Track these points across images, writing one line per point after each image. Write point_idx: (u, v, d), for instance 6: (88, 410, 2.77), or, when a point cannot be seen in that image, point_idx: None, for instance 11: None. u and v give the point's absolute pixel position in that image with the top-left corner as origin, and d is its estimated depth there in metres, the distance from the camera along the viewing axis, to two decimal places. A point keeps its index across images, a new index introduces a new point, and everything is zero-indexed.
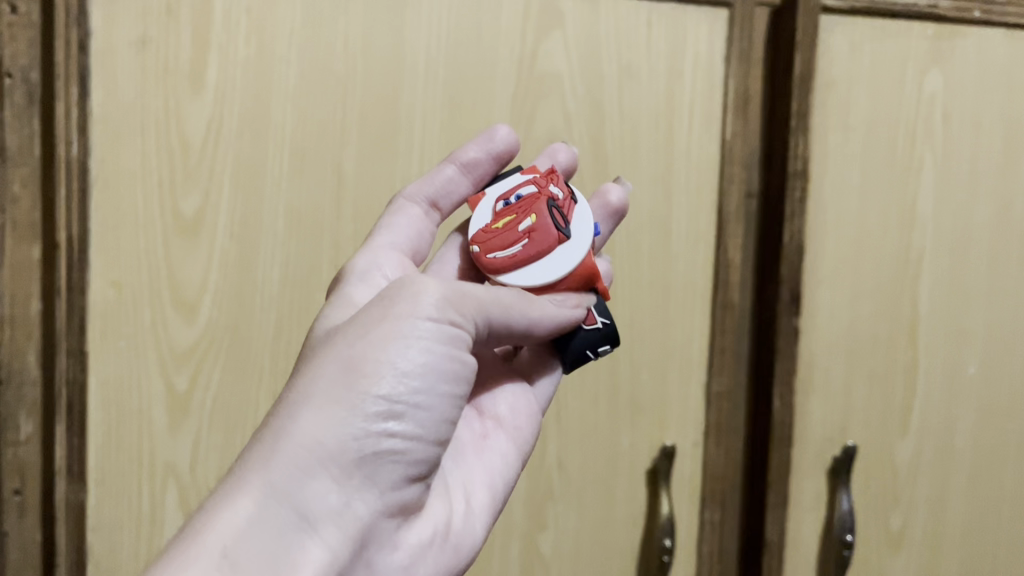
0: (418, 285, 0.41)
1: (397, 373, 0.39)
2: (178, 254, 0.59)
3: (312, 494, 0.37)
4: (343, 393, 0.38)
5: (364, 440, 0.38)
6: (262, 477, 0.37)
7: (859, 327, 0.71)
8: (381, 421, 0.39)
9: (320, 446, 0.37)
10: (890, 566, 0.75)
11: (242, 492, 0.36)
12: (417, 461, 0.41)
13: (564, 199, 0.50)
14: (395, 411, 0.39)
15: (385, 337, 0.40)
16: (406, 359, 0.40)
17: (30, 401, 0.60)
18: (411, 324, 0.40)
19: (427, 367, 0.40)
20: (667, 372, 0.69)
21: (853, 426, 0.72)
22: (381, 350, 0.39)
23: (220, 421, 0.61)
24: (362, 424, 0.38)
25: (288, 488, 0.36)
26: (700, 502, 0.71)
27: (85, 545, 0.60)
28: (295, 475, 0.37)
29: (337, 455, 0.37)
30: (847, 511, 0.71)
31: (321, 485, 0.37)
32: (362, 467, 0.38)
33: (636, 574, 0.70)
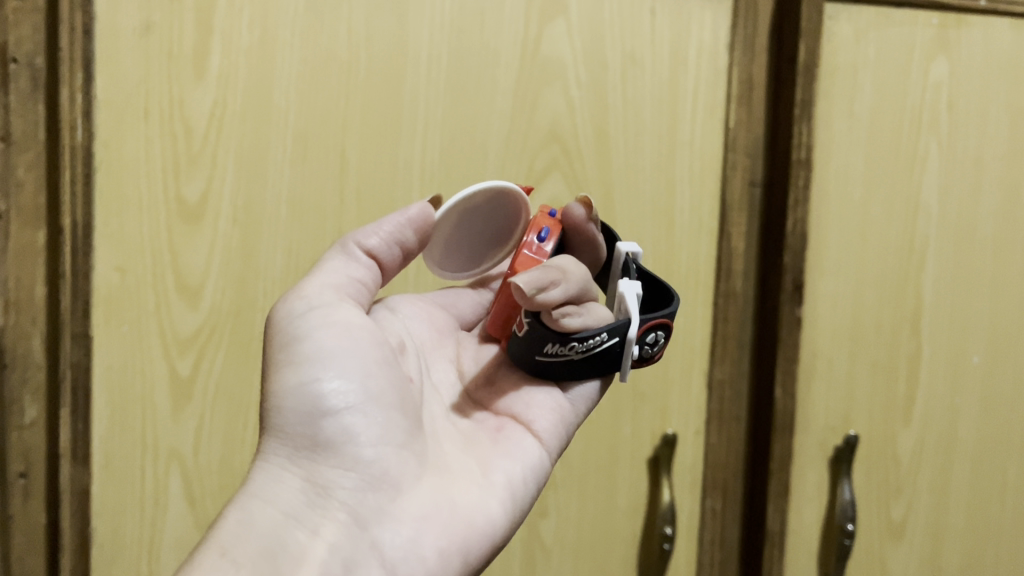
0: (293, 290, 0.47)
1: (312, 357, 0.44)
2: (181, 240, 0.59)
3: (282, 490, 0.41)
4: (275, 399, 0.43)
5: (307, 425, 0.43)
6: (240, 498, 0.42)
7: (862, 317, 0.71)
8: (308, 398, 0.43)
9: (277, 452, 0.43)
10: (891, 555, 0.75)
11: (227, 513, 0.41)
12: (369, 420, 0.44)
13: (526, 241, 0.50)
14: (322, 388, 0.43)
15: (289, 339, 0.45)
16: (313, 345, 0.44)
17: (35, 384, 0.61)
18: (304, 314, 0.45)
19: (335, 343, 0.44)
20: (669, 360, 0.69)
21: (856, 416, 0.72)
22: (290, 349, 0.44)
23: (223, 406, 0.62)
24: (294, 411, 0.43)
25: (259, 495, 0.41)
26: (702, 490, 0.71)
27: (89, 529, 0.61)
28: (262, 483, 0.42)
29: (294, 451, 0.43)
30: (848, 501, 0.71)
31: (288, 480, 0.42)
32: (316, 448, 0.43)
33: (637, 562, 0.70)
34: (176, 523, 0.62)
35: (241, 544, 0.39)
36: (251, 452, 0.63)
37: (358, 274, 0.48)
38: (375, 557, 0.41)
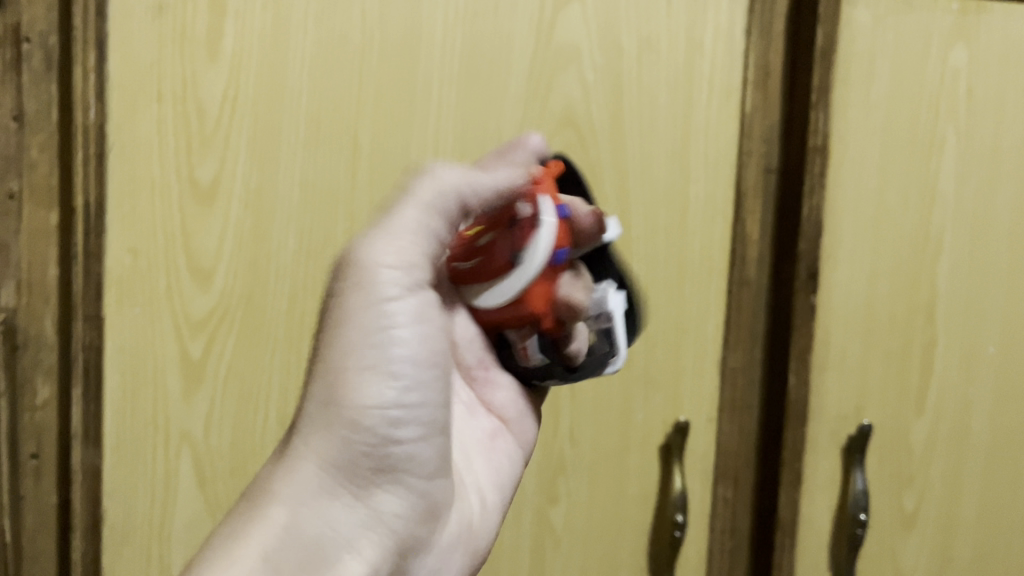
0: (370, 254, 0.42)
1: (387, 373, 0.43)
2: (194, 222, 0.59)
3: (335, 511, 0.42)
4: (341, 401, 0.42)
5: (376, 448, 0.43)
6: (283, 493, 0.41)
7: (877, 305, 0.70)
8: (385, 430, 0.43)
9: (327, 461, 0.42)
10: (903, 546, 0.74)
11: (270, 504, 0.41)
12: (428, 455, 0.45)
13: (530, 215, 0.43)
14: (395, 415, 0.43)
15: (362, 337, 0.43)
16: (390, 359, 0.43)
17: (47, 365, 0.61)
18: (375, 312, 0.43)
19: (413, 361, 0.44)
20: (682, 348, 0.68)
21: (869, 405, 0.71)
22: (349, 343, 0.42)
23: (234, 388, 0.62)
24: (365, 438, 0.42)
25: (314, 509, 0.41)
26: (714, 478, 0.71)
27: (100, 509, 0.61)
28: (312, 491, 0.41)
29: (352, 468, 0.42)
30: (861, 491, 0.71)
31: (342, 500, 0.42)
32: (377, 474, 0.43)
33: (648, 550, 0.70)
34: (187, 505, 0.62)
35: (295, 565, 0.40)
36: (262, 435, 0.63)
37: (437, 223, 0.43)
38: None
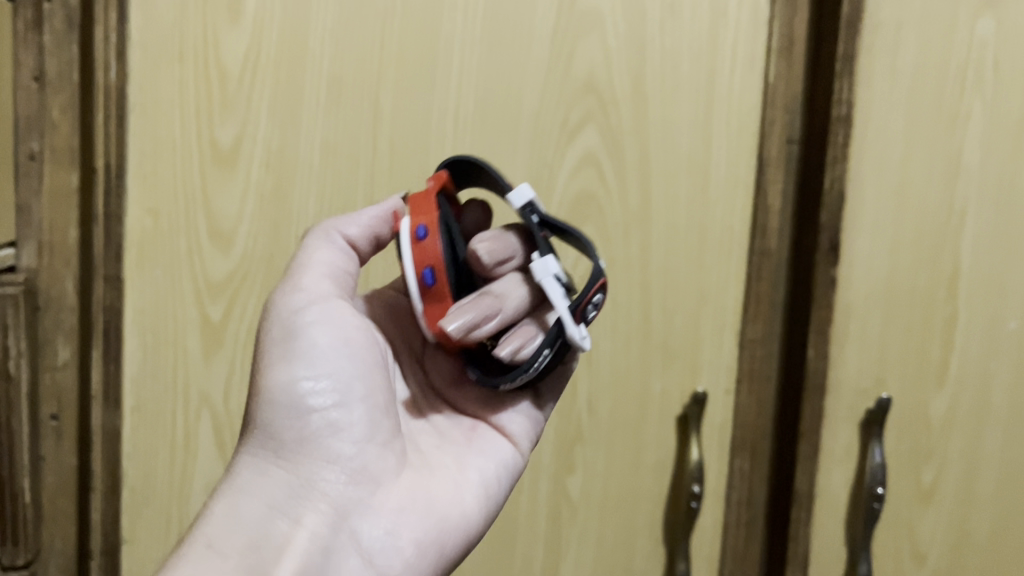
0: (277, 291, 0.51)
1: (287, 362, 0.47)
2: (215, 185, 0.59)
3: (263, 479, 0.45)
4: (256, 393, 0.48)
5: (291, 421, 0.47)
6: (233, 478, 0.46)
7: (898, 278, 0.70)
8: (287, 406, 0.47)
9: (265, 442, 0.47)
10: (920, 520, 0.74)
11: (218, 492, 0.46)
12: (354, 425, 0.47)
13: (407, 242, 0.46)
14: (310, 390, 0.47)
15: (272, 336, 0.48)
16: (296, 348, 0.48)
17: (68, 327, 0.61)
18: (275, 319, 0.49)
19: (326, 346, 0.48)
20: (700, 319, 0.68)
21: (888, 378, 0.71)
22: (265, 345, 0.49)
23: (254, 352, 0.62)
24: (276, 416, 0.47)
25: (246, 479, 0.45)
26: (731, 450, 0.70)
27: (120, 470, 0.61)
28: (250, 468, 0.46)
29: (278, 444, 0.46)
30: (879, 465, 0.70)
31: (269, 471, 0.46)
32: (299, 447, 0.46)
33: (664, 522, 0.70)
34: (206, 468, 0.62)
35: (233, 536, 0.43)
36: None
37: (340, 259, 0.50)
38: (352, 546, 0.45)
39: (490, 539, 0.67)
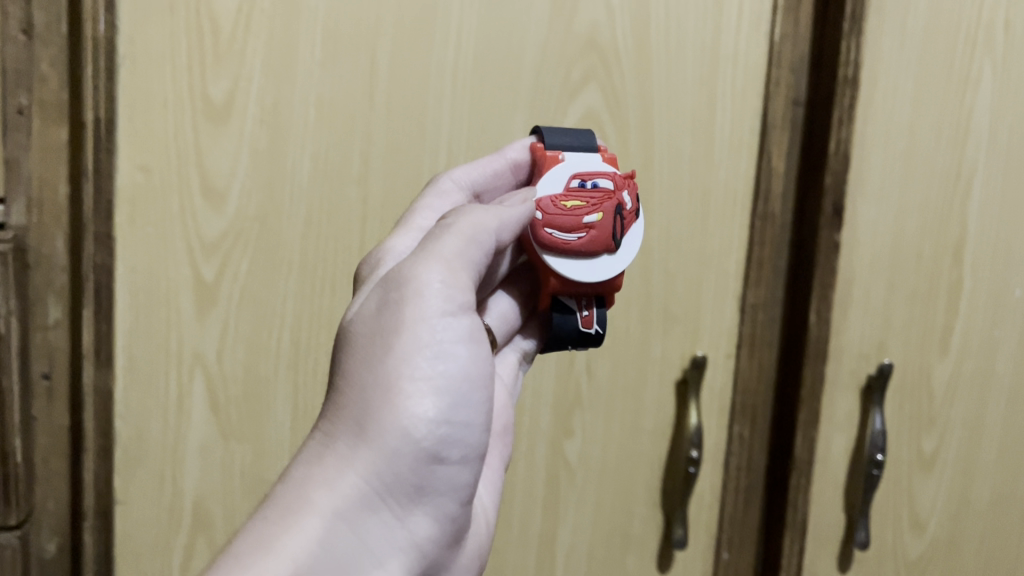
0: (418, 272, 0.41)
1: (425, 388, 0.40)
2: (208, 141, 0.58)
3: (373, 521, 0.38)
4: (381, 406, 0.39)
5: (416, 462, 0.39)
6: (329, 498, 0.37)
7: (903, 243, 0.69)
8: (424, 444, 0.40)
9: (382, 471, 0.38)
10: (921, 488, 0.73)
11: (307, 512, 0.37)
12: (464, 479, 0.42)
13: (630, 209, 0.50)
14: (442, 432, 0.40)
15: (412, 342, 0.40)
16: (438, 371, 0.41)
17: (58, 286, 0.60)
18: (422, 325, 0.41)
19: (459, 380, 0.41)
20: (702, 282, 0.67)
21: (891, 344, 0.70)
22: (399, 346, 0.40)
23: (248, 312, 0.61)
24: (408, 449, 0.39)
25: (354, 514, 0.37)
26: (731, 415, 0.70)
27: (113, 431, 0.61)
28: (358, 495, 0.38)
29: (396, 478, 0.39)
30: (879, 431, 0.69)
31: (379, 510, 0.38)
32: (415, 492, 0.40)
33: (662, 486, 0.69)
34: (200, 428, 0.62)
35: None
36: (276, 359, 0.62)
37: (481, 254, 0.43)
38: None
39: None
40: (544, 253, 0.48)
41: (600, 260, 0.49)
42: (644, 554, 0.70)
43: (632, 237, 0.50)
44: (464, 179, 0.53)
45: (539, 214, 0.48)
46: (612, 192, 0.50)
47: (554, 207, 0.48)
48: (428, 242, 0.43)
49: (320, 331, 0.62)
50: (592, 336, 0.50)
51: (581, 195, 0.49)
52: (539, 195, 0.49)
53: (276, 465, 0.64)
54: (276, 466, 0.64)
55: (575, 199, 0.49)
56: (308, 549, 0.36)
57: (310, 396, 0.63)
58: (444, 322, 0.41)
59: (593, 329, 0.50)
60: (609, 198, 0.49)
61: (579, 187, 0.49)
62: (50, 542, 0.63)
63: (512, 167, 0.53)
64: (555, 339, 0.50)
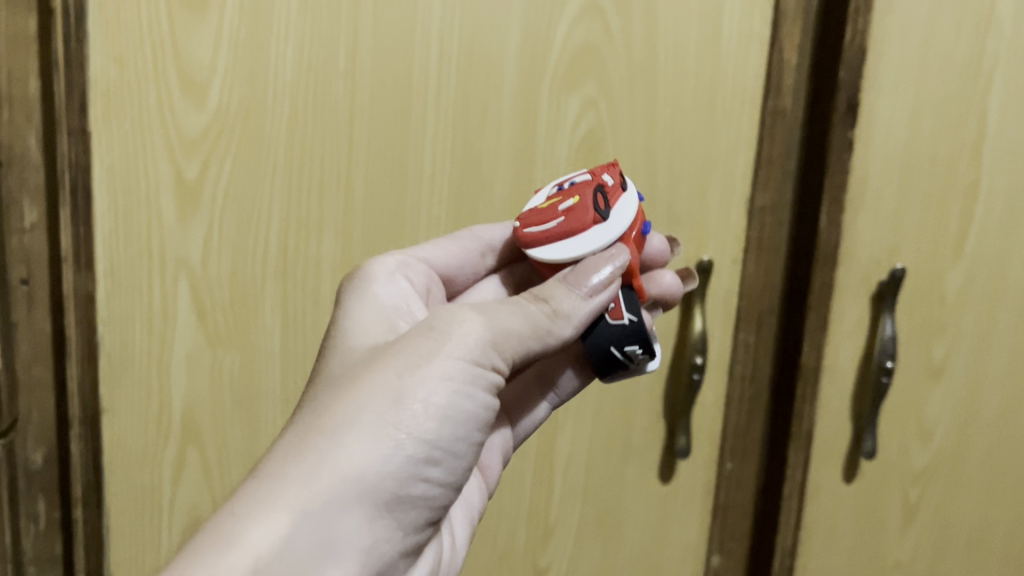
0: (462, 317, 0.40)
1: (427, 410, 0.38)
2: (185, 31, 0.54)
3: (348, 526, 0.35)
4: (383, 420, 0.37)
5: (401, 481, 0.37)
6: (304, 494, 0.35)
7: (919, 143, 0.65)
8: (414, 464, 0.38)
9: (369, 481, 0.36)
10: (928, 398, 0.71)
11: (280, 506, 0.34)
12: (436, 505, 0.40)
13: (614, 185, 0.47)
14: (430, 456, 0.38)
15: (432, 371, 0.38)
16: (449, 408, 0.39)
17: (33, 186, 0.57)
18: (449, 358, 0.39)
19: (463, 418, 0.39)
20: (708, 184, 0.64)
21: (903, 249, 0.67)
22: (421, 371, 0.38)
23: (232, 215, 0.58)
24: (398, 465, 0.37)
25: (329, 517, 0.35)
26: (736, 322, 0.68)
27: (96, 337, 0.58)
28: (336, 499, 0.35)
29: (377, 489, 0.36)
30: (889, 337, 0.67)
31: (354, 521, 0.36)
32: (391, 508, 0.37)
33: (664, 396, 0.67)
34: (186, 336, 0.59)
35: None
36: (263, 266, 0.59)
37: (534, 327, 0.41)
38: None
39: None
40: (530, 249, 0.46)
41: (591, 231, 0.45)
42: (645, 466, 0.69)
43: (622, 207, 0.47)
44: (485, 236, 0.56)
45: (517, 221, 0.47)
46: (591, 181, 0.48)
47: (532, 210, 0.48)
48: (493, 303, 0.42)
49: (309, 236, 0.60)
50: (629, 324, 0.46)
51: (558, 192, 0.48)
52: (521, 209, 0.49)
53: (266, 376, 0.62)
54: (267, 376, 0.62)
55: (553, 197, 0.48)
56: (273, 549, 0.33)
57: (300, 304, 0.61)
58: (475, 364, 0.39)
59: (625, 319, 0.46)
60: (586, 183, 0.47)
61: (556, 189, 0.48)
62: (37, 453, 0.61)
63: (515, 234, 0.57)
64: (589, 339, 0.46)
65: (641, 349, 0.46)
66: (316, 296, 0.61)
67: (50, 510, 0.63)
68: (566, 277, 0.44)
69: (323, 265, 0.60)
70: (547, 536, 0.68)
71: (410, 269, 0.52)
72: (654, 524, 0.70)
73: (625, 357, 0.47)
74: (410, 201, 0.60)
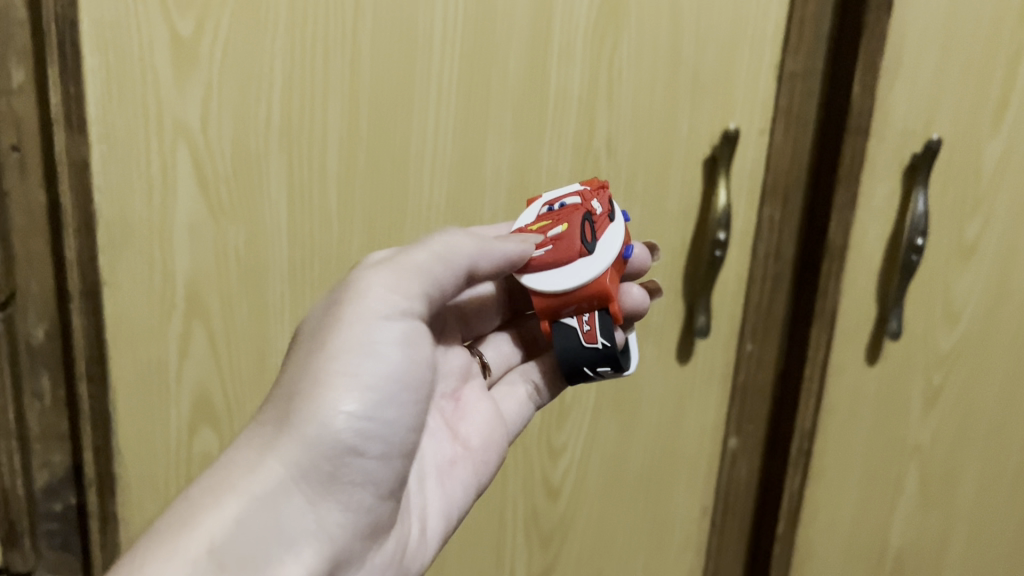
0: (369, 282, 0.43)
1: (352, 383, 0.41)
2: None
3: (288, 507, 0.39)
4: (306, 401, 0.40)
5: (334, 456, 0.40)
6: (247, 484, 0.38)
7: (964, 4, 0.61)
8: (345, 436, 0.40)
9: (299, 461, 0.39)
10: (957, 279, 0.68)
11: (228, 494, 0.38)
12: (386, 477, 0.42)
13: (602, 214, 0.49)
14: (362, 428, 0.41)
15: (344, 341, 0.42)
16: (367, 374, 0.41)
17: (20, 45, 0.54)
18: (362, 325, 0.42)
19: (389, 380, 0.42)
20: (737, 49, 0.60)
21: (939, 120, 0.64)
22: (338, 341, 0.41)
23: (231, 77, 0.55)
24: (328, 440, 0.40)
25: (273, 499, 0.38)
26: (761, 198, 0.65)
27: (93, 206, 0.56)
28: (276, 483, 0.39)
29: (315, 469, 0.39)
30: (921, 214, 0.64)
31: (296, 500, 0.39)
32: (329, 483, 0.40)
33: (685, 274, 0.65)
34: (187, 206, 0.57)
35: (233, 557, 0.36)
36: (266, 133, 0.56)
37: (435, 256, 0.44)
38: None
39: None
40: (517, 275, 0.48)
41: (576, 266, 0.47)
42: (663, 346, 0.67)
43: (609, 240, 0.47)
44: (482, 235, 0.53)
45: None
46: (581, 205, 0.49)
47: (523, 234, 0.49)
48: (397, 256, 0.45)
49: (313, 102, 0.56)
50: (601, 350, 0.48)
51: (549, 216, 0.49)
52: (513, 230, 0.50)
53: (272, 250, 0.59)
54: (273, 251, 0.59)
55: (542, 221, 0.49)
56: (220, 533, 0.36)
57: (305, 174, 0.58)
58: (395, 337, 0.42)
59: (598, 342, 0.48)
60: (576, 210, 0.49)
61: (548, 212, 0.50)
62: (38, 328, 0.60)
63: None
64: (562, 360, 0.48)
65: (614, 371, 0.48)
66: (323, 167, 0.58)
67: (55, 387, 0.61)
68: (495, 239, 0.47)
69: (329, 133, 0.57)
70: (562, 418, 0.67)
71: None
72: (671, 406, 0.69)
73: (596, 375, 0.49)
74: (421, 64, 0.56)
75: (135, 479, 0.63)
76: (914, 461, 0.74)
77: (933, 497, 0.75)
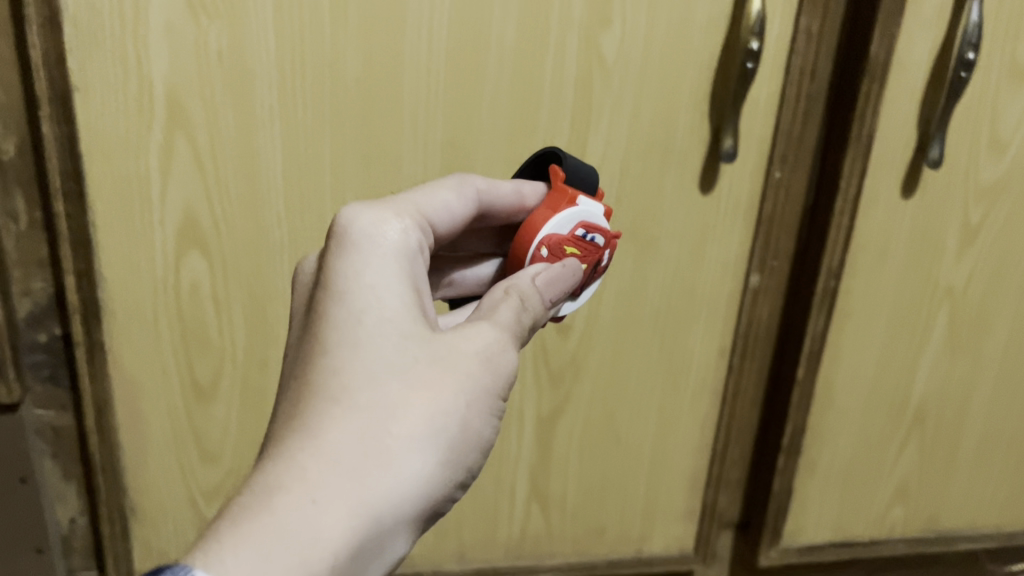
0: (508, 355, 0.40)
1: (478, 443, 0.39)
2: None
3: (395, 541, 0.35)
4: (445, 447, 0.37)
5: (439, 505, 0.37)
6: (374, 504, 0.34)
7: None
8: (454, 490, 0.38)
9: (423, 502, 0.36)
10: (1006, 105, 0.63)
11: (354, 513, 0.33)
12: None
13: (600, 265, 0.51)
14: (465, 485, 0.39)
15: (485, 401, 0.39)
16: (485, 440, 0.39)
17: None
18: (499, 392, 0.40)
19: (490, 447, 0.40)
20: None
21: None
22: (482, 400, 0.39)
23: None
24: (447, 491, 0.37)
25: (388, 531, 0.34)
26: (798, 8, 0.58)
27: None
28: (399, 517, 0.35)
29: (428, 508, 0.36)
30: (975, 25, 0.58)
31: (402, 537, 0.35)
32: (424, 523, 0.37)
33: (712, 93, 0.59)
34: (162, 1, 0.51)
35: None
36: None
37: (527, 321, 0.43)
38: None
39: (513, 83, 0.57)
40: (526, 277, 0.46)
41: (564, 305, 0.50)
42: (685, 174, 0.62)
43: (589, 290, 0.51)
44: (483, 192, 0.47)
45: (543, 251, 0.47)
46: (599, 249, 0.49)
47: (556, 250, 0.47)
48: (513, 314, 0.42)
49: None
50: None
51: (582, 248, 0.48)
52: (548, 234, 0.47)
53: (258, 56, 0.53)
54: (259, 57, 0.53)
55: (573, 248, 0.48)
56: (341, 558, 0.32)
57: None
58: (508, 398, 0.41)
59: None
60: (594, 254, 0.49)
61: (580, 237, 0.48)
62: (7, 142, 0.55)
63: (520, 202, 0.49)
64: None
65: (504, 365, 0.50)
66: None
67: (31, 209, 0.57)
68: (545, 281, 0.45)
69: None
70: None
71: (418, 232, 0.43)
72: (691, 241, 0.64)
73: None
74: None
75: (121, 306, 0.59)
76: (946, 304, 0.70)
77: (964, 343, 0.72)
